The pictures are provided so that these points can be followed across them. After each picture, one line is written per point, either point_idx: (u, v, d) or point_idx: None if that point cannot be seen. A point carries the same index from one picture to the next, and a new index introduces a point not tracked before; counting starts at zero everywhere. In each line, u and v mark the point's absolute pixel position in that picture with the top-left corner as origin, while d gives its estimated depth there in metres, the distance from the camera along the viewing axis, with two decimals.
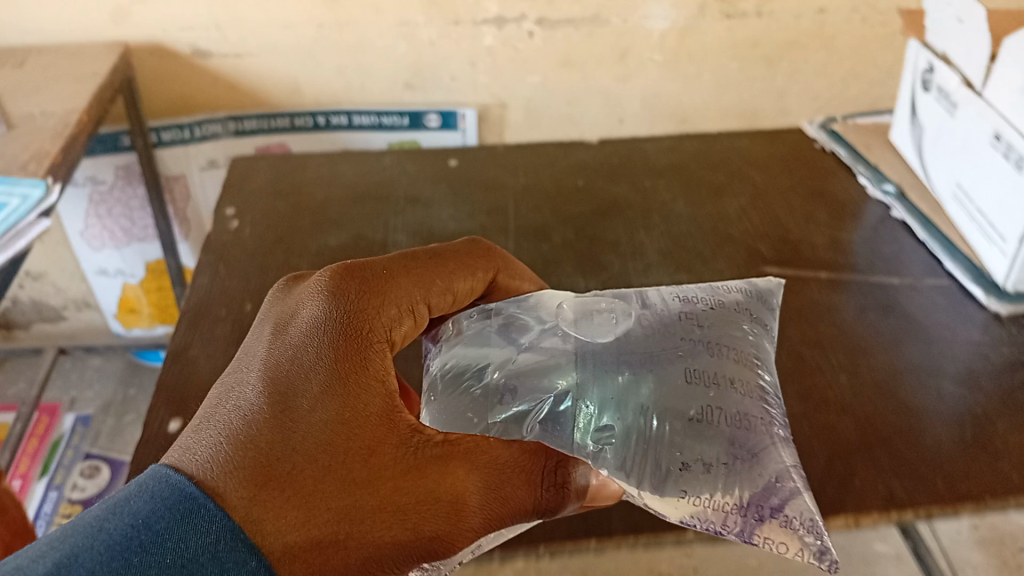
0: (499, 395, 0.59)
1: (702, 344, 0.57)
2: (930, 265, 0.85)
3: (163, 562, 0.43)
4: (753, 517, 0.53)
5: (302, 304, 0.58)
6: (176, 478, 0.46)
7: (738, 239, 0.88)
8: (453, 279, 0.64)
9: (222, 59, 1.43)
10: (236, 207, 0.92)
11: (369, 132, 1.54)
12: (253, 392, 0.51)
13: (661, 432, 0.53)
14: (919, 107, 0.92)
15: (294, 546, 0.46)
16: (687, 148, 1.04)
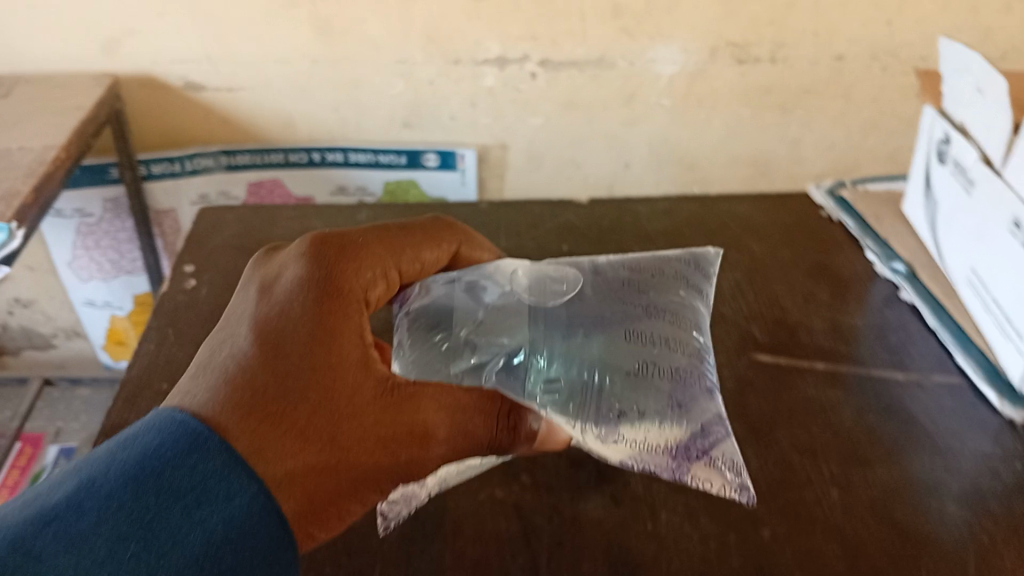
0: (465, 346, 0.65)
1: (643, 308, 0.67)
2: (940, 358, 0.78)
3: (170, 486, 0.48)
4: (684, 459, 0.61)
5: (285, 266, 0.63)
6: (183, 416, 0.51)
7: (730, 319, 0.81)
8: (422, 250, 0.71)
9: (214, 95, 1.24)
10: (195, 265, 0.86)
11: (365, 170, 1.34)
12: (244, 342, 0.57)
13: (609, 383, 0.61)
14: (932, 179, 0.85)
15: (293, 471, 0.53)
16: (684, 213, 0.97)
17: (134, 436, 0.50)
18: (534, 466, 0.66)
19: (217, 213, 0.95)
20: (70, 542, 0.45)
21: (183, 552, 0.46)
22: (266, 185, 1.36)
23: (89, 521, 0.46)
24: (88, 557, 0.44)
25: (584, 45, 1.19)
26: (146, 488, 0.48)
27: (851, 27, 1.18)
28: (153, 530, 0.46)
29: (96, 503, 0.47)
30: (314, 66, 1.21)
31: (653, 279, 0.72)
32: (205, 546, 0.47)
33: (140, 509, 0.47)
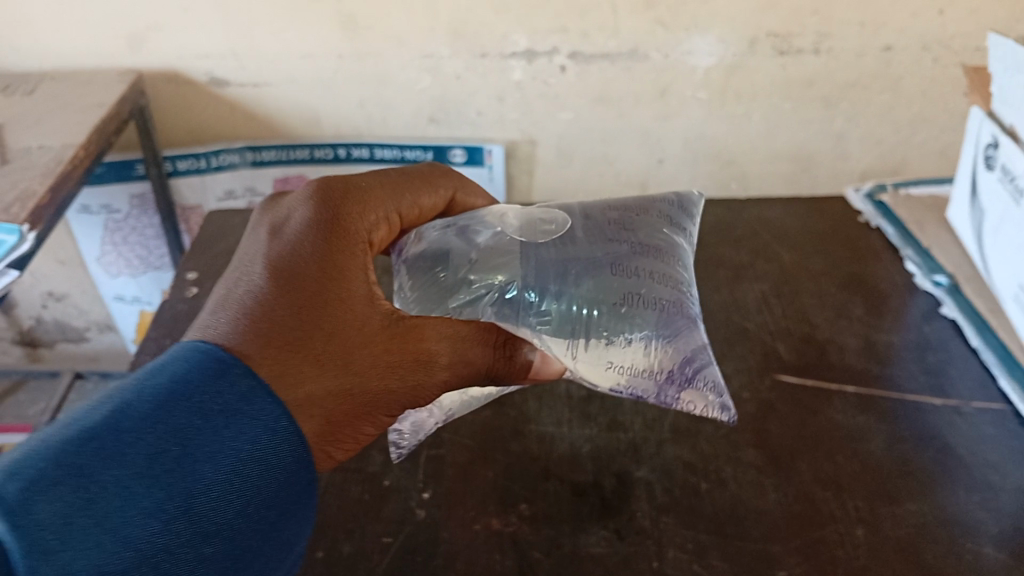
0: (460, 282, 0.62)
1: (630, 244, 0.63)
2: (982, 380, 0.72)
3: (199, 411, 0.45)
4: (672, 381, 0.60)
5: (290, 212, 0.60)
6: (205, 349, 0.48)
7: (754, 335, 0.76)
8: (420, 195, 0.67)
9: (242, 90, 1.12)
10: (198, 275, 0.85)
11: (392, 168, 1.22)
12: (256, 277, 0.53)
13: (590, 310, 0.59)
14: (978, 185, 0.79)
15: (311, 395, 0.49)
16: (710, 219, 0.92)
17: (154, 363, 0.47)
18: (534, 495, 0.62)
19: (232, 212, 0.94)
20: (105, 460, 0.42)
21: (215, 470, 0.45)
22: (291, 181, 1.25)
23: (125, 437, 0.43)
24: (125, 477, 0.42)
25: (616, 37, 1.08)
26: (175, 409, 0.45)
27: (900, 16, 1.07)
28: (189, 453, 0.44)
29: (131, 422, 0.44)
30: (341, 61, 1.10)
31: (642, 213, 0.68)
32: (237, 471, 0.46)
33: (170, 430, 0.44)
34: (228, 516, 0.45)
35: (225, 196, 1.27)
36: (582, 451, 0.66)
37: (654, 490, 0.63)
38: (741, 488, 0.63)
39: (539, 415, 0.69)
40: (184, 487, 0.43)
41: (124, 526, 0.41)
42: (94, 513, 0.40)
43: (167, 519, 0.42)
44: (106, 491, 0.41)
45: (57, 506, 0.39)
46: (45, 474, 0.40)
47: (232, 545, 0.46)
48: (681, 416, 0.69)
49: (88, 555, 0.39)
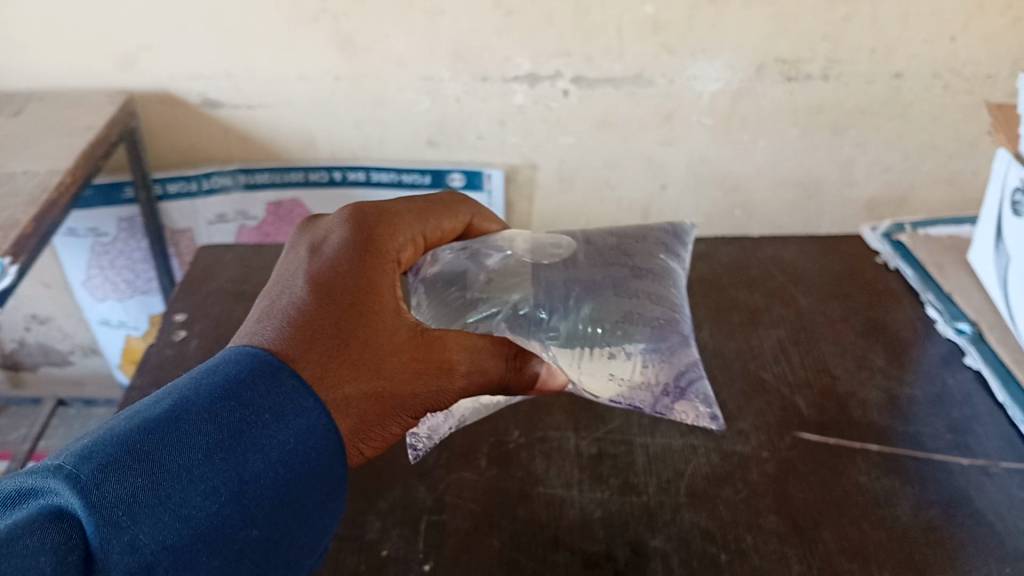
0: (476, 302, 0.61)
1: (631, 269, 0.63)
2: (1011, 438, 0.67)
3: (254, 406, 0.43)
4: (665, 393, 0.59)
5: (327, 231, 0.56)
6: (253, 353, 0.46)
7: (771, 387, 0.73)
8: (442, 219, 0.64)
9: (236, 112, 1.05)
10: (187, 315, 0.81)
11: (387, 191, 1.14)
12: (297, 292, 0.51)
13: (598, 326, 0.59)
14: (1004, 229, 0.75)
15: (349, 397, 0.48)
16: (722, 259, 0.88)
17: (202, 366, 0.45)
18: (542, 568, 0.59)
19: (222, 247, 0.91)
20: (166, 446, 0.40)
21: (267, 463, 0.42)
22: (284, 206, 1.17)
23: (185, 429, 0.41)
24: (185, 461, 0.40)
25: (620, 61, 1.00)
26: (231, 401, 0.43)
27: (910, 41, 0.99)
28: (246, 442, 0.42)
29: (191, 413, 0.42)
30: (337, 85, 1.03)
31: (638, 239, 0.68)
32: (292, 464, 0.43)
33: (226, 423, 0.42)
34: (281, 510, 0.43)
35: (216, 219, 1.19)
36: (593, 518, 0.62)
37: (670, 561, 0.59)
38: (763, 559, 0.59)
39: (547, 476, 0.66)
40: (239, 474, 0.41)
41: (184, 507, 0.39)
42: (158, 494, 0.38)
43: (224, 506, 0.40)
44: (169, 473, 0.39)
45: (126, 486, 0.37)
46: (110, 456, 0.38)
47: (285, 538, 0.43)
48: (696, 478, 0.65)
49: (151, 534, 0.37)
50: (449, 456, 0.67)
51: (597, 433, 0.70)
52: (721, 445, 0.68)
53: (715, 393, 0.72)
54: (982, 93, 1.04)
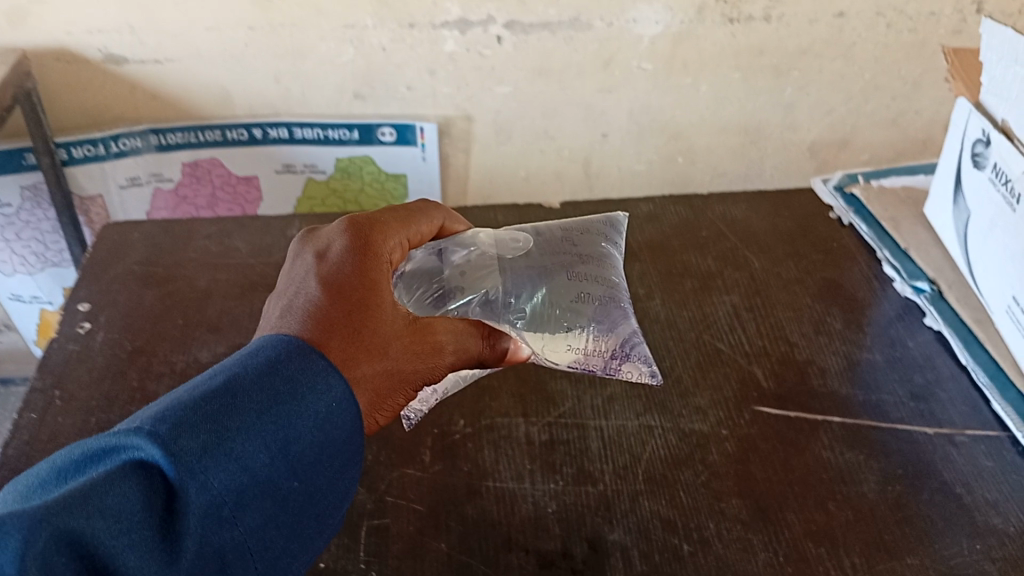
0: (449, 294, 0.56)
1: (576, 256, 0.59)
2: (974, 402, 0.65)
3: (298, 380, 0.42)
4: (614, 355, 0.56)
5: (329, 235, 0.52)
6: (289, 345, 0.44)
7: (727, 358, 0.69)
8: (418, 220, 0.57)
9: (142, 68, 0.93)
10: (91, 305, 0.74)
11: (313, 148, 1.03)
12: (313, 293, 0.47)
13: (558, 305, 0.55)
14: (963, 183, 0.72)
15: (362, 378, 0.46)
16: (671, 220, 0.84)
17: (240, 350, 0.43)
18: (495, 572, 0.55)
19: (129, 224, 0.83)
20: (225, 406, 0.40)
21: (308, 428, 0.42)
22: (201, 167, 1.04)
23: (241, 396, 0.41)
24: (246, 418, 0.40)
25: (556, 3, 0.92)
26: (279, 374, 0.42)
27: None
28: (297, 401, 0.42)
29: (247, 383, 0.41)
30: (251, 35, 0.92)
31: (580, 229, 0.63)
32: (335, 424, 0.43)
33: (273, 391, 0.41)
34: (324, 466, 0.43)
35: (128, 183, 1.04)
36: (547, 513, 0.58)
37: (631, 556, 0.56)
38: (727, 547, 0.56)
39: (495, 468, 0.61)
40: (290, 431, 0.41)
41: (246, 460, 0.39)
42: (223, 449, 0.39)
43: (277, 461, 0.41)
44: (232, 430, 0.39)
45: (195, 440, 0.38)
46: (180, 413, 0.38)
47: (315, 493, 0.43)
48: (653, 463, 0.62)
49: (220, 483, 0.38)
50: (388, 453, 0.62)
51: (548, 417, 0.65)
52: (679, 425, 0.64)
53: (669, 367, 0.68)
54: (928, 30, 0.99)
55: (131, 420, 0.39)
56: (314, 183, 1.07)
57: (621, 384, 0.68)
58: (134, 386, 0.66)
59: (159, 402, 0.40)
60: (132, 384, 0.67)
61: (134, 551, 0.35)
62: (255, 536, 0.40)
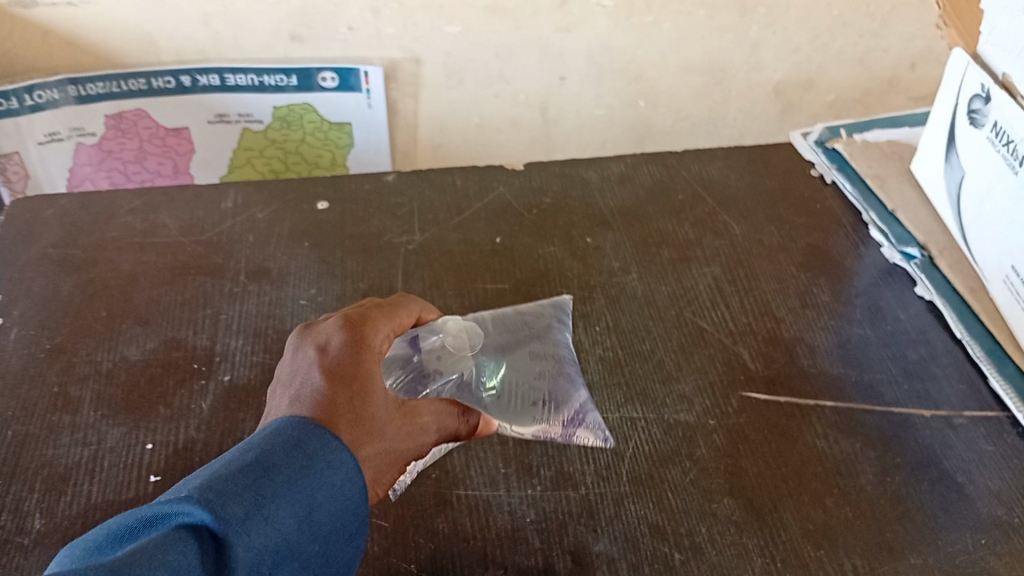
0: (427, 378, 0.55)
1: (537, 336, 0.60)
2: (969, 378, 0.62)
3: (324, 454, 0.40)
4: (573, 427, 0.56)
5: (328, 330, 0.48)
6: (307, 428, 0.41)
7: (712, 338, 0.64)
8: (398, 311, 0.52)
9: (53, 10, 0.80)
10: (1, 296, 0.65)
11: (248, 96, 0.91)
12: (318, 386, 0.44)
13: (523, 383, 0.57)
14: (957, 140, 0.67)
15: (368, 458, 0.43)
16: (644, 181, 0.78)
17: (257, 434, 0.40)
18: None
19: (40, 198, 0.74)
20: (259, 472, 0.38)
21: (332, 499, 0.40)
22: (126, 119, 0.90)
23: (276, 468, 0.38)
24: (279, 488, 0.38)
25: None
26: (305, 449, 0.40)
27: None
28: (321, 467, 0.40)
29: (278, 459, 0.39)
30: None
31: (535, 309, 0.63)
32: (353, 492, 0.41)
33: (303, 464, 0.39)
34: (343, 530, 0.40)
35: (45, 140, 0.89)
36: (525, 523, 0.53)
37: (618, 569, 0.51)
38: (721, 554, 0.52)
39: (466, 474, 0.56)
40: (315, 501, 0.39)
41: (280, 526, 0.37)
42: (262, 515, 0.36)
43: (306, 528, 0.38)
44: (269, 497, 0.37)
45: (238, 505, 0.36)
46: (220, 484, 0.36)
47: (331, 560, 0.40)
48: (638, 461, 0.57)
49: (259, 548, 0.36)
50: None
51: None
52: (663, 416, 0.59)
53: (649, 351, 0.63)
54: None
55: (168, 494, 0.36)
56: (251, 134, 0.95)
57: (599, 370, 0.62)
58: (54, 391, 0.59)
59: (193, 477, 0.37)
60: (52, 389, 0.59)
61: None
62: None
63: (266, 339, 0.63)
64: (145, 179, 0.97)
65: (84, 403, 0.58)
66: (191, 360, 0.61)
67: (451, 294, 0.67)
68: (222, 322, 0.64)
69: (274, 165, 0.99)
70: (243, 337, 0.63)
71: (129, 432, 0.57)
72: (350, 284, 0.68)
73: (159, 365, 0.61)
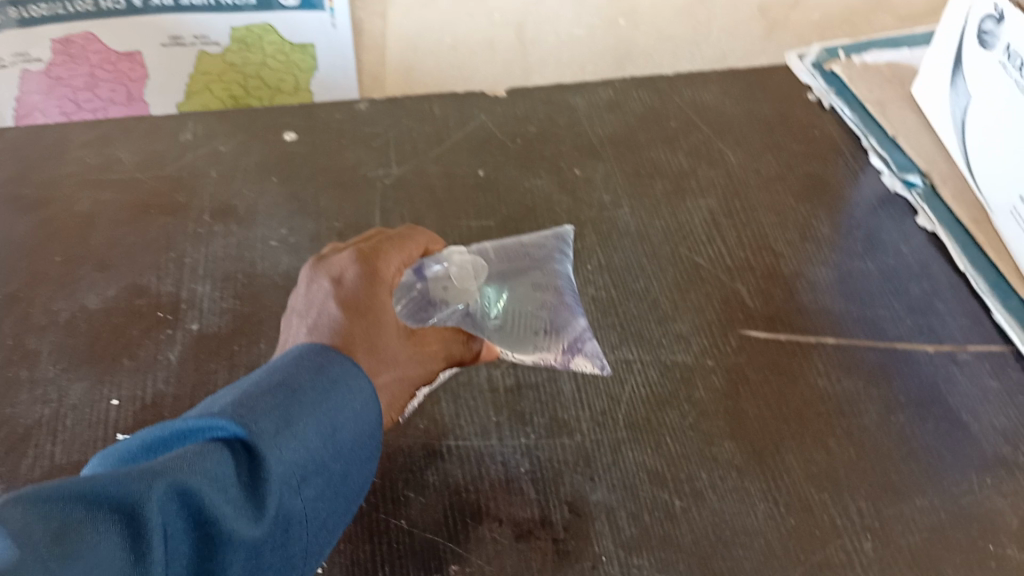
0: (431, 308, 0.48)
1: (541, 262, 0.53)
2: (973, 313, 0.60)
3: (348, 378, 0.38)
4: (569, 349, 0.50)
5: (341, 263, 0.45)
6: (329, 353, 0.39)
7: (708, 275, 0.62)
8: (409, 244, 0.48)
9: None
10: None
11: (203, 15, 0.84)
12: (334, 318, 0.41)
13: (525, 309, 0.50)
14: (963, 63, 0.64)
15: (382, 386, 0.41)
16: (634, 108, 0.74)
17: (279, 358, 0.38)
18: (464, 551, 0.48)
19: None
20: (286, 390, 0.36)
21: (353, 423, 0.38)
22: (74, 44, 0.83)
23: (303, 387, 0.36)
24: (306, 407, 0.36)
25: None
26: (330, 372, 0.38)
27: None
28: (343, 391, 0.38)
29: (305, 378, 0.37)
30: None
31: (537, 238, 0.56)
32: (370, 417, 0.39)
33: (329, 384, 0.37)
34: (363, 451, 0.39)
35: None
36: (519, 474, 0.51)
37: (618, 518, 0.49)
38: (723, 500, 0.50)
39: (457, 423, 0.53)
40: (338, 423, 0.37)
41: (307, 444, 0.35)
42: (292, 430, 0.35)
43: (332, 445, 0.37)
44: (299, 414, 0.35)
45: (269, 420, 0.34)
46: (250, 400, 0.35)
47: (349, 487, 0.39)
48: (634, 405, 0.54)
49: (290, 462, 0.35)
50: None
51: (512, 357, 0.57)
52: (659, 357, 0.57)
53: (643, 289, 0.61)
54: None
55: (196, 411, 0.34)
56: (208, 58, 0.88)
57: (593, 310, 0.59)
58: (9, 343, 0.55)
59: (218, 396, 0.35)
60: (6, 341, 0.55)
61: (232, 521, 0.31)
62: (305, 518, 0.36)
63: (237, 283, 0.59)
64: (98, 108, 0.91)
65: (42, 356, 0.54)
66: (156, 308, 0.57)
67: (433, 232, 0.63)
68: (188, 266, 0.60)
69: (233, 90, 0.92)
70: (212, 282, 0.59)
71: (93, 388, 0.53)
72: (324, 223, 0.63)
73: (123, 313, 0.57)
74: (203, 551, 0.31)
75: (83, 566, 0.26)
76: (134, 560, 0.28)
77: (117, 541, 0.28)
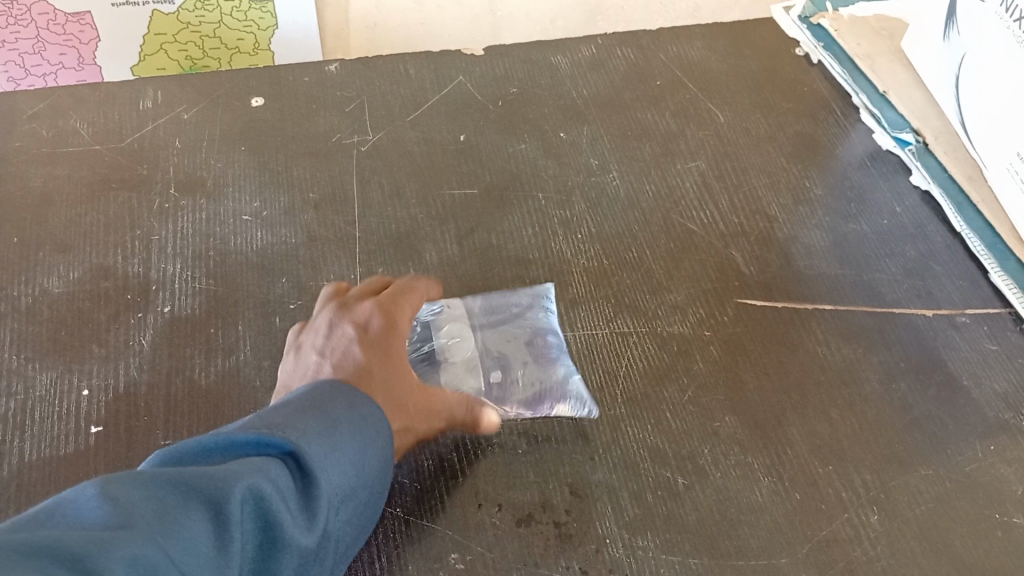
0: None
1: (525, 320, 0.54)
2: (969, 275, 0.59)
3: (375, 414, 0.38)
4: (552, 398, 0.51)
5: (362, 309, 0.45)
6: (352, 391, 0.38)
7: (702, 243, 0.60)
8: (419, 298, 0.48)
9: None
10: None
11: None
12: (358, 361, 0.42)
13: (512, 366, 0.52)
14: (955, 15, 0.61)
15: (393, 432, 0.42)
16: (617, 66, 0.71)
17: (315, 387, 0.37)
18: (464, 540, 0.46)
19: None
20: (327, 415, 0.36)
21: (377, 456, 0.37)
22: (18, 4, 0.78)
23: (341, 416, 0.36)
24: (343, 438, 0.35)
25: None
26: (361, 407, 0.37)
27: None
28: (370, 424, 0.37)
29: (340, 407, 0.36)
30: None
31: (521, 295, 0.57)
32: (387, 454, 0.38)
33: (359, 416, 0.37)
34: (381, 484, 0.38)
35: None
36: (517, 458, 0.49)
37: (620, 498, 0.48)
38: (726, 476, 0.49)
39: None
40: (365, 459, 0.37)
41: (342, 472, 0.35)
42: (335, 455, 0.35)
43: (364, 472, 0.36)
44: (337, 441, 0.35)
45: (318, 444, 0.34)
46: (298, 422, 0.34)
47: (367, 515, 0.38)
48: (632, 379, 0.53)
49: (333, 483, 0.34)
50: None
51: None
52: (656, 329, 0.55)
53: (637, 259, 0.59)
54: None
55: (244, 425, 0.33)
56: (162, 18, 0.83)
57: (585, 284, 0.57)
58: None
59: (262, 413, 0.35)
60: None
61: (291, 527, 0.31)
62: (334, 542, 0.35)
63: (208, 261, 0.56)
64: (47, 72, 0.85)
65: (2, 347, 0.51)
66: (122, 290, 0.54)
67: (414, 204, 0.60)
68: (155, 245, 0.57)
69: (190, 51, 0.86)
70: (182, 260, 0.56)
71: (61, 377, 0.50)
72: (298, 194, 0.60)
73: (87, 298, 0.53)
74: (264, 553, 0.30)
75: (179, 544, 0.26)
76: (218, 548, 0.27)
77: (205, 527, 0.27)
